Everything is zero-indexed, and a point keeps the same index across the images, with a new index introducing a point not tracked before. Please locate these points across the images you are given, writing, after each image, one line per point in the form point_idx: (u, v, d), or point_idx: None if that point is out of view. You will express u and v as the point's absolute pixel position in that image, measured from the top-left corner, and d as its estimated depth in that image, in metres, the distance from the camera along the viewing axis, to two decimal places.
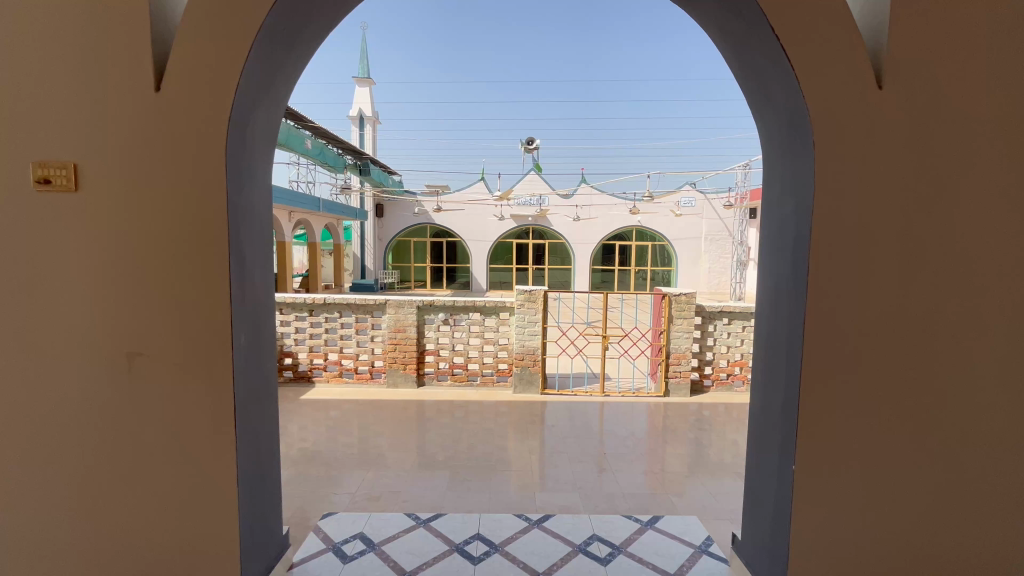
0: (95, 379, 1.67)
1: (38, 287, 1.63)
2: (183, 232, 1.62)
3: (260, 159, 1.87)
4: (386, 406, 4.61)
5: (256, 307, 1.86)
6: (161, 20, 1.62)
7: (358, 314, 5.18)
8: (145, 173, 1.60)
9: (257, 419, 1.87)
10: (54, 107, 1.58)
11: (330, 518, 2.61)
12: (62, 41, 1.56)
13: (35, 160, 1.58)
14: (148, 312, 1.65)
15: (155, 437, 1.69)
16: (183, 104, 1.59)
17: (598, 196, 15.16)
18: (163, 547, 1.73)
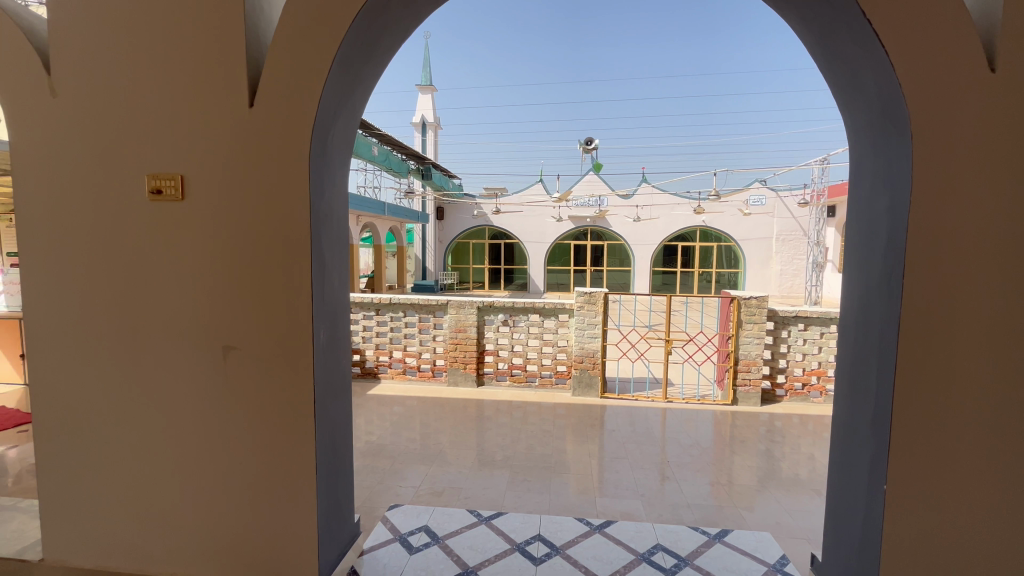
0: (196, 369, 1.84)
1: (150, 286, 1.83)
2: (271, 234, 1.75)
3: (338, 166, 1.98)
4: (447, 403, 4.73)
5: (333, 306, 1.97)
6: (255, 41, 1.77)
7: (421, 313, 5.35)
8: (240, 181, 1.75)
9: (333, 411, 1.98)
10: (165, 125, 1.76)
11: (396, 509, 2.72)
12: (172, 64, 1.74)
13: (150, 172, 1.78)
14: (241, 309, 1.80)
15: (245, 424, 1.84)
16: (272, 117, 1.71)
17: (660, 195, 14.73)
18: (250, 525, 1.88)
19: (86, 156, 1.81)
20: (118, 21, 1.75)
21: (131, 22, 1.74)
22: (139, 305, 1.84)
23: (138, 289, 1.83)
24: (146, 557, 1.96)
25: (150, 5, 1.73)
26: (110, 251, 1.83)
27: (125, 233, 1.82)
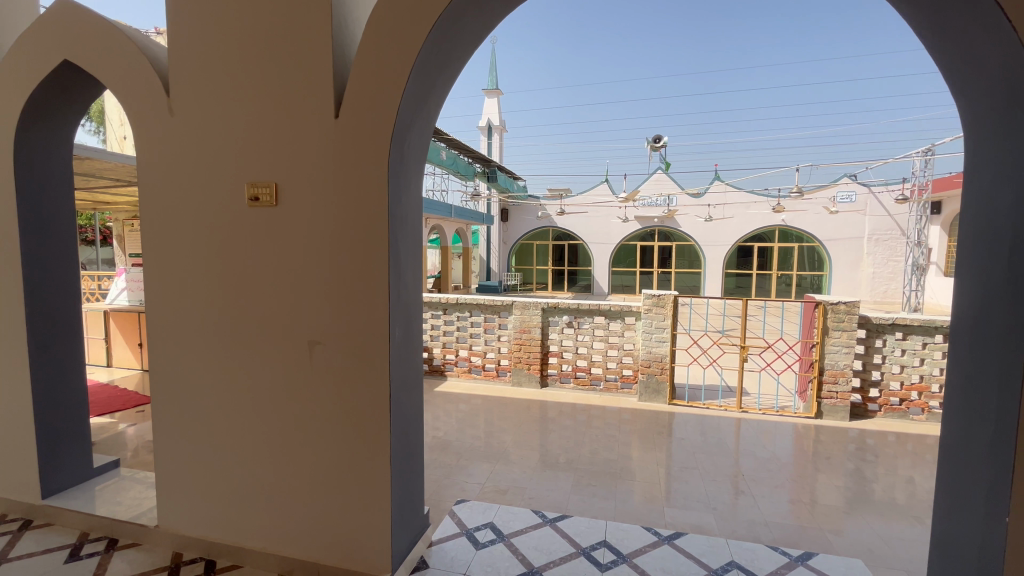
0: (285, 361, 2.00)
1: (248, 285, 2.01)
2: (353, 237, 1.86)
3: (414, 171, 2.06)
4: (511, 403, 4.78)
5: (408, 305, 2.05)
6: (341, 56, 1.89)
7: (487, 314, 5.45)
8: (325, 188, 1.88)
9: (407, 406, 2.07)
10: (262, 137, 1.93)
11: (462, 504, 2.79)
12: (269, 80, 1.90)
13: (250, 182, 1.96)
14: (325, 307, 1.93)
15: (327, 413, 1.97)
16: (355, 126, 1.82)
17: (734, 193, 13.96)
18: (331, 509, 2.01)
19: (196, 167, 2.02)
20: (225, 45, 1.94)
21: (235, 45, 1.93)
22: (238, 301, 2.03)
23: (238, 287, 2.02)
24: (243, 530, 2.16)
25: (252, 29, 1.90)
26: (215, 253, 2.04)
27: (228, 236, 2.01)
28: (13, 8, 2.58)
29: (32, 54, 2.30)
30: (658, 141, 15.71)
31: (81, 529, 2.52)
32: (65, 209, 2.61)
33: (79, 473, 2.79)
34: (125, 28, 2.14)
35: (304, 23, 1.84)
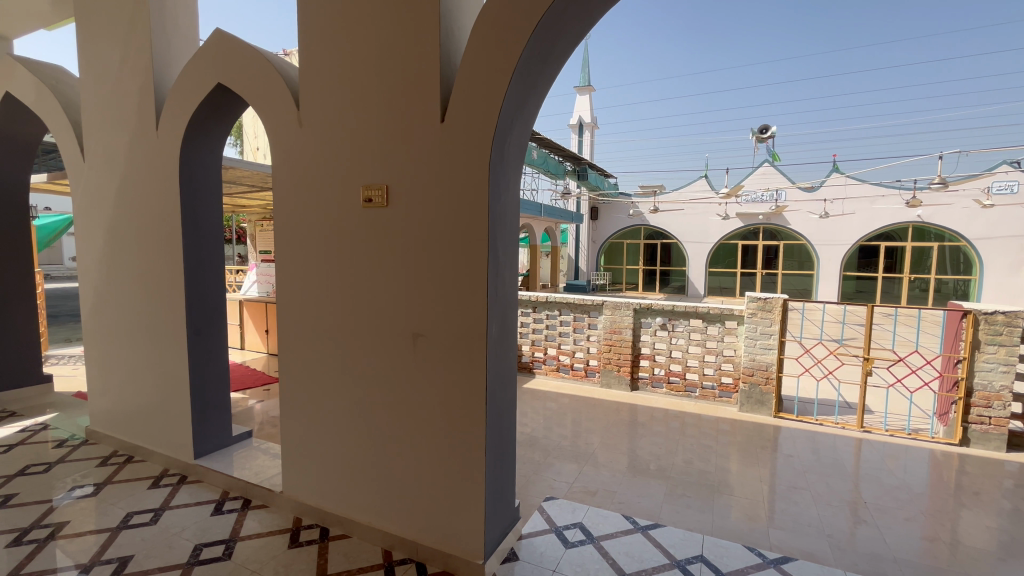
0: (392, 351, 2.15)
1: (360, 279, 2.20)
2: (456, 236, 1.95)
3: (512, 170, 2.10)
4: (600, 405, 4.70)
5: (504, 302, 2.10)
6: (447, 63, 1.98)
7: (576, 313, 5.40)
8: (431, 190, 1.99)
9: (501, 401, 2.13)
10: (376, 143, 2.09)
11: (551, 502, 2.81)
12: (383, 91, 2.05)
13: (365, 185, 2.13)
14: (428, 301, 2.04)
15: (428, 402, 2.09)
16: (459, 130, 1.90)
17: (856, 185, 12.35)
18: (430, 493, 2.13)
19: (318, 173, 2.25)
20: (346, 61, 2.14)
21: (354, 60, 2.11)
22: (352, 295, 2.23)
23: (352, 282, 2.22)
24: (351, 503, 2.37)
25: (370, 45, 2.07)
26: (333, 251, 2.25)
27: (344, 235, 2.21)
28: (181, 42, 3.05)
29: (193, 80, 2.69)
30: (764, 132, 14.50)
31: (223, 488, 2.93)
32: (216, 211, 3.04)
33: (222, 440, 3.24)
34: (265, 53, 2.44)
35: (416, 34, 1.96)
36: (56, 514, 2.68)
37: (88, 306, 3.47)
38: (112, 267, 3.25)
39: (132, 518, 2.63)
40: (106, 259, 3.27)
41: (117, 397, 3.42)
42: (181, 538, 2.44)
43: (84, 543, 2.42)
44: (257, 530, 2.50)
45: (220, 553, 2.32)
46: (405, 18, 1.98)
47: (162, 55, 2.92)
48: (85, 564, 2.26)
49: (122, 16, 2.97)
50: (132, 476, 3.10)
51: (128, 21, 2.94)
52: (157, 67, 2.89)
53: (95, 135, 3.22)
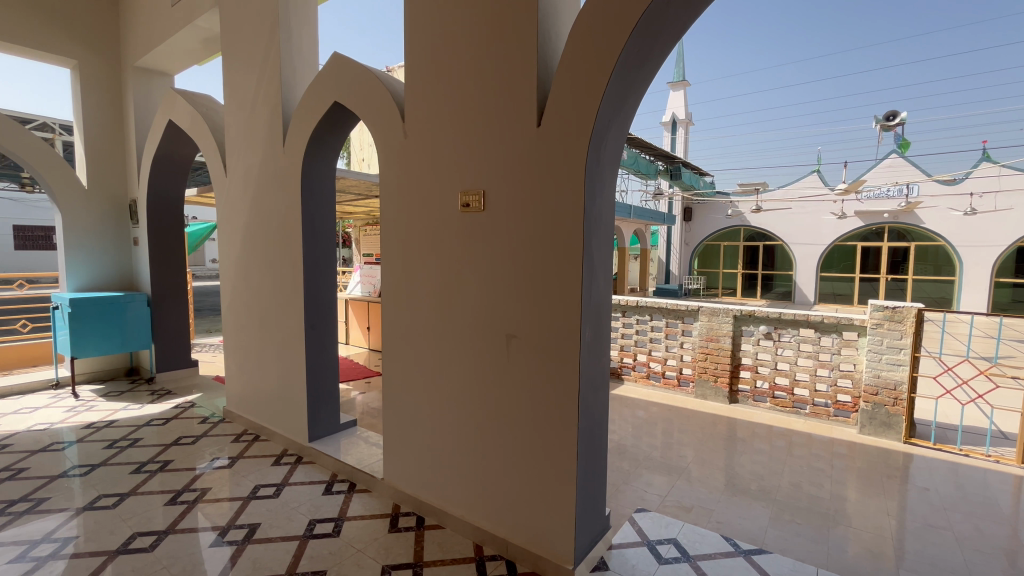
0: (486, 352, 2.22)
1: (457, 281, 2.30)
2: (551, 238, 1.96)
3: (609, 173, 2.06)
4: (694, 416, 4.45)
5: (599, 306, 2.06)
6: (544, 67, 2.00)
7: (669, 319, 5.18)
8: (527, 194, 2.02)
9: (594, 406, 2.09)
10: (474, 150, 2.17)
11: (643, 513, 2.72)
12: (482, 98, 2.12)
13: (464, 190, 2.22)
14: (522, 304, 2.07)
15: (522, 404, 2.11)
16: (557, 133, 1.91)
17: (1013, 176, 10.52)
18: (521, 493, 2.16)
19: (422, 179, 2.39)
20: (448, 72, 2.24)
21: (456, 71, 2.21)
22: (450, 295, 2.33)
23: (450, 283, 2.33)
24: (446, 495, 2.48)
25: (471, 55, 2.15)
26: (434, 253, 2.38)
27: (444, 238, 2.33)
28: (304, 67, 3.40)
29: (314, 100, 2.99)
30: (891, 119, 12.84)
31: (332, 471, 3.21)
32: (332, 217, 3.35)
33: (332, 426, 3.55)
34: (374, 71, 2.64)
35: (514, 40, 2.00)
36: (201, 481, 3.11)
37: (226, 302, 4.00)
38: (246, 267, 3.72)
39: (259, 489, 2.98)
40: (241, 261, 3.75)
41: (248, 382, 3.90)
42: (299, 513, 2.71)
43: (221, 508, 2.78)
44: (361, 512, 2.70)
45: (331, 529, 2.54)
46: (504, 25, 2.03)
47: (290, 79, 3.28)
48: (222, 527, 2.59)
49: (258, 48, 3.39)
50: (259, 453, 3.51)
51: (262, 52, 3.35)
52: (285, 90, 3.26)
53: (235, 152, 3.70)
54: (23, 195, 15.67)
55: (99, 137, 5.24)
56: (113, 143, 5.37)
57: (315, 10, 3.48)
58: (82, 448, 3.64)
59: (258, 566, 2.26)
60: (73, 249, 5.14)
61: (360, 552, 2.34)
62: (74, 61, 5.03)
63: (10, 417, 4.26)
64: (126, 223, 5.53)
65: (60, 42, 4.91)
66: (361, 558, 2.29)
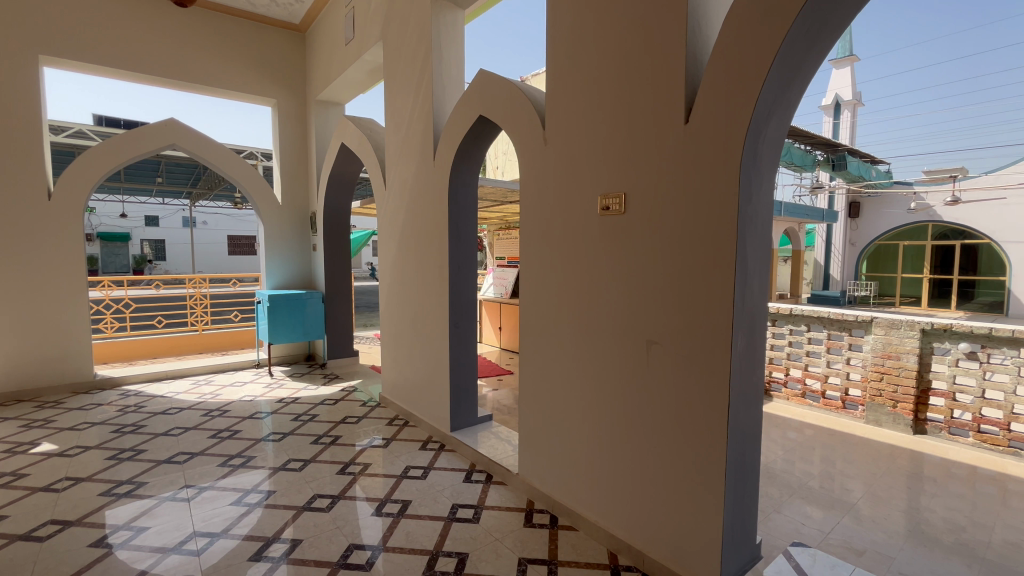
0: (625, 356, 2.18)
1: (595, 283, 2.30)
2: (699, 241, 1.85)
3: (769, 166, 1.86)
4: (864, 445, 3.82)
5: (754, 313, 1.88)
6: (693, 60, 1.89)
7: (832, 330, 4.55)
8: (672, 195, 1.94)
9: (747, 424, 1.91)
10: (616, 153, 2.15)
11: (800, 549, 2.42)
12: (626, 99, 2.09)
13: (604, 193, 2.22)
14: (665, 309, 2.00)
15: (663, 414, 2.03)
16: (707, 129, 1.80)
17: None
18: (662, 508, 2.07)
19: (562, 185, 2.44)
20: (590, 77, 2.26)
21: (599, 75, 2.21)
22: (588, 298, 2.35)
23: (588, 286, 2.34)
24: (579, 497, 2.50)
25: (614, 58, 2.14)
26: (572, 257, 2.42)
27: (583, 242, 2.35)
28: (453, 86, 3.69)
29: (461, 116, 3.23)
30: None
31: (471, 461, 3.43)
32: (475, 223, 3.58)
33: (471, 419, 3.79)
34: (517, 83, 2.76)
35: (661, 38, 1.93)
36: (363, 456, 3.56)
37: (384, 300, 4.51)
38: (400, 270, 4.16)
39: (409, 470, 3.31)
40: (397, 264, 4.20)
41: (400, 372, 4.36)
42: (443, 495, 2.95)
43: (379, 482, 3.15)
44: (497, 503, 2.84)
45: (471, 515, 2.72)
46: (650, 22, 1.98)
47: (439, 99, 3.59)
48: (380, 500, 2.92)
49: (414, 73, 3.77)
50: (409, 437, 3.89)
51: (418, 77, 3.72)
52: (436, 108, 3.58)
53: (394, 168, 4.17)
54: (235, 211, 19.51)
55: (290, 161, 6.30)
56: (300, 165, 6.42)
57: (462, 31, 3.71)
58: (276, 418, 4.42)
59: (411, 539, 2.51)
60: (270, 254, 6.25)
61: (498, 541, 2.46)
62: (273, 99, 6.13)
63: (228, 388, 5.34)
64: (307, 232, 6.55)
65: (264, 85, 6.02)
66: (499, 547, 2.41)
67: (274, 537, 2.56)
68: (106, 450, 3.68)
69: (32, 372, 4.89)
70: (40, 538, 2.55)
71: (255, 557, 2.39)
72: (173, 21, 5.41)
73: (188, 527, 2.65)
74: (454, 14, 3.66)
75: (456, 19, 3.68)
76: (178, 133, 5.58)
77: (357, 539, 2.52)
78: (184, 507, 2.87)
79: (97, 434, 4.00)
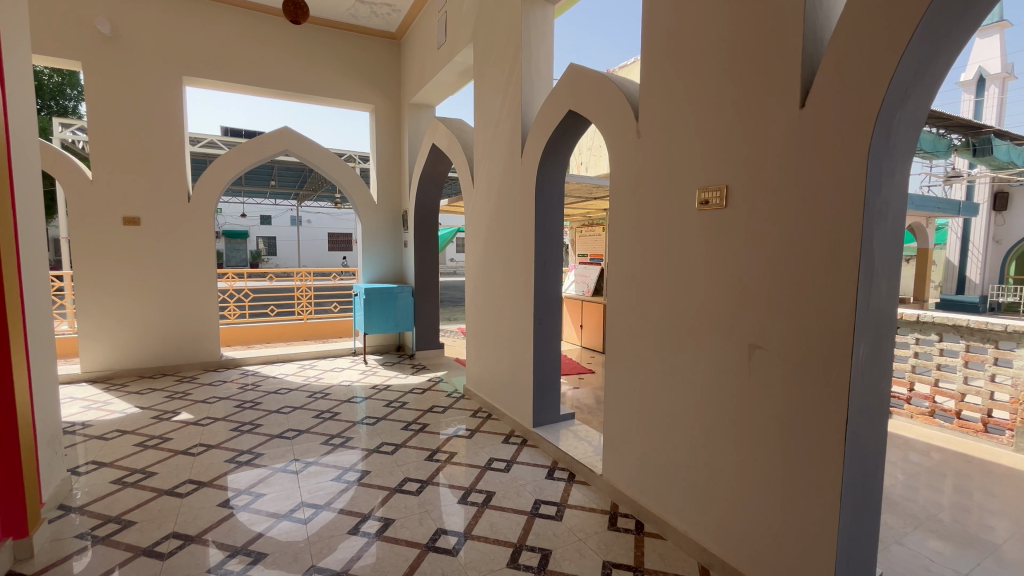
0: (724, 360, 2.05)
1: (691, 283, 2.19)
2: (816, 238, 1.68)
3: (905, 152, 1.63)
4: (1014, 476, 3.26)
5: (881, 319, 1.66)
6: (812, 38, 1.72)
7: (971, 341, 3.95)
8: (783, 188, 1.78)
9: (868, 443, 1.70)
10: (717, 144, 2.03)
11: None
12: (733, 85, 1.95)
13: (703, 187, 2.10)
14: (771, 312, 1.84)
15: (768, 424, 1.88)
16: (828, 114, 1.63)
17: None
18: (764, 526, 1.91)
19: (655, 179, 2.35)
20: (690, 65, 2.14)
21: (701, 62, 2.09)
22: (682, 298, 2.23)
23: (683, 284, 2.23)
24: (667, 503, 2.40)
25: (718, 42, 2.01)
26: (666, 253, 2.31)
27: (678, 239, 2.24)
28: (541, 82, 3.68)
29: (550, 112, 3.22)
30: None
31: (552, 458, 3.42)
32: (561, 219, 3.55)
33: (554, 415, 3.78)
34: (609, 75, 2.70)
35: (775, 16, 1.78)
36: (449, 445, 3.70)
37: (470, 295, 4.64)
38: (487, 265, 4.26)
39: (492, 462, 3.37)
40: (484, 260, 4.31)
41: (484, 366, 4.47)
42: (526, 490, 2.98)
43: (463, 472, 3.25)
44: (580, 502, 2.81)
45: (554, 512, 2.72)
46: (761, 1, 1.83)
47: (528, 96, 3.60)
48: (465, 489, 3.02)
49: (504, 71, 3.82)
50: (492, 430, 3.97)
51: (507, 75, 3.77)
52: (524, 105, 3.60)
53: (481, 166, 4.27)
54: (335, 211, 21.13)
55: (385, 162, 6.71)
56: (394, 166, 6.80)
57: (552, 25, 3.69)
58: (370, 403, 4.74)
59: (494, 529, 2.57)
60: (366, 249, 6.69)
61: (581, 541, 2.43)
62: (370, 105, 6.54)
63: (329, 373, 5.82)
64: (399, 229, 6.93)
65: (363, 92, 6.45)
66: (582, 548, 2.38)
67: (367, 514, 2.74)
68: (229, 422, 4.18)
69: (174, 350, 5.68)
70: (181, 494, 2.95)
71: (353, 531, 2.57)
72: (288, 38, 5.97)
73: (297, 497, 2.92)
74: (544, 9, 3.65)
75: (546, 14, 3.66)
76: (290, 140, 6.14)
77: (443, 525, 2.63)
78: (292, 479, 3.16)
79: (223, 407, 4.55)
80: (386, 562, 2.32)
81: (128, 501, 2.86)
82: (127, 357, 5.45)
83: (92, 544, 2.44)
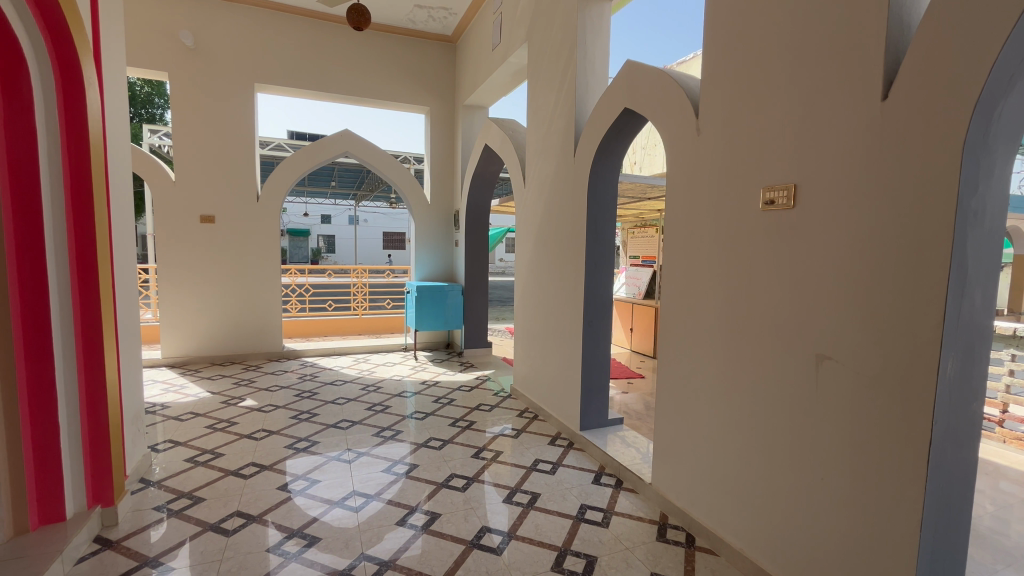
0: (788, 370, 1.93)
1: (752, 287, 2.08)
2: (898, 241, 1.54)
3: (1009, 148, 1.45)
4: None
5: (974, 332, 1.49)
6: (898, 23, 1.57)
7: None
8: (860, 186, 1.64)
9: (954, 468, 1.54)
10: (785, 141, 1.91)
11: None
12: (805, 76, 1.82)
13: (769, 186, 1.98)
14: (844, 320, 1.71)
15: (837, 440, 1.75)
16: (916, 106, 1.49)
17: None
18: (831, 550, 1.77)
19: (716, 178, 2.24)
20: (757, 58, 2.03)
21: (768, 53, 1.98)
22: (743, 302, 2.12)
23: (744, 287, 2.11)
24: (720, 517, 2.29)
25: (788, 32, 1.89)
26: (726, 255, 2.20)
27: (740, 241, 2.13)
28: (597, 80, 3.62)
29: (604, 110, 3.16)
30: None
31: (600, 463, 3.35)
32: (614, 220, 3.47)
33: (602, 420, 3.71)
34: (667, 70, 2.61)
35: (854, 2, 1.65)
36: (495, 443, 3.72)
37: (519, 294, 4.65)
38: (536, 266, 4.25)
39: (538, 463, 3.36)
40: (534, 260, 4.30)
41: (532, 366, 4.46)
42: (571, 493, 2.94)
43: (509, 471, 3.25)
44: (627, 510, 2.74)
45: (600, 518, 2.66)
46: None
47: (582, 94, 3.56)
48: (510, 489, 3.02)
49: (558, 69, 3.79)
50: (538, 431, 3.95)
51: (561, 73, 3.74)
52: (578, 104, 3.55)
53: (533, 165, 4.27)
54: (391, 211, 21.88)
55: (439, 163, 6.85)
56: (447, 166, 6.93)
57: (608, 22, 3.63)
58: (420, 399, 4.85)
59: (540, 531, 2.55)
60: (419, 248, 6.87)
61: (628, 550, 2.36)
62: (426, 107, 6.70)
63: (381, 367, 6.02)
64: (450, 228, 7.05)
65: (420, 95, 6.62)
66: (629, 557, 2.31)
67: (414, 507, 2.79)
68: (289, 410, 4.41)
69: (242, 340, 6.07)
70: (245, 475, 3.14)
71: (401, 522, 2.63)
72: (350, 44, 6.23)
73: (349, 485, 3.04)
74: (601, 6, 3.59)
75: (603, 10, 3.60)
76: (350, 142, 6.40)
77: (487, 522, 2.64)
78: (346, 467, 3.29)
79: (284, 396, 4.81)
80: (431, 555, 2.35)
81: (199, 478, 3.08)
82: (201, 345, 5.88)
83: (168, 516, 2.64)
